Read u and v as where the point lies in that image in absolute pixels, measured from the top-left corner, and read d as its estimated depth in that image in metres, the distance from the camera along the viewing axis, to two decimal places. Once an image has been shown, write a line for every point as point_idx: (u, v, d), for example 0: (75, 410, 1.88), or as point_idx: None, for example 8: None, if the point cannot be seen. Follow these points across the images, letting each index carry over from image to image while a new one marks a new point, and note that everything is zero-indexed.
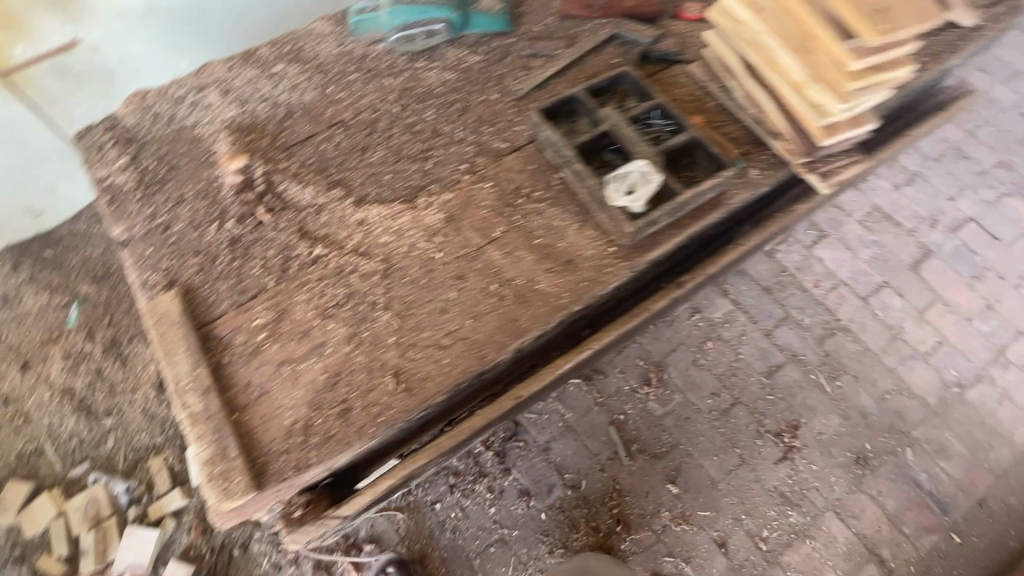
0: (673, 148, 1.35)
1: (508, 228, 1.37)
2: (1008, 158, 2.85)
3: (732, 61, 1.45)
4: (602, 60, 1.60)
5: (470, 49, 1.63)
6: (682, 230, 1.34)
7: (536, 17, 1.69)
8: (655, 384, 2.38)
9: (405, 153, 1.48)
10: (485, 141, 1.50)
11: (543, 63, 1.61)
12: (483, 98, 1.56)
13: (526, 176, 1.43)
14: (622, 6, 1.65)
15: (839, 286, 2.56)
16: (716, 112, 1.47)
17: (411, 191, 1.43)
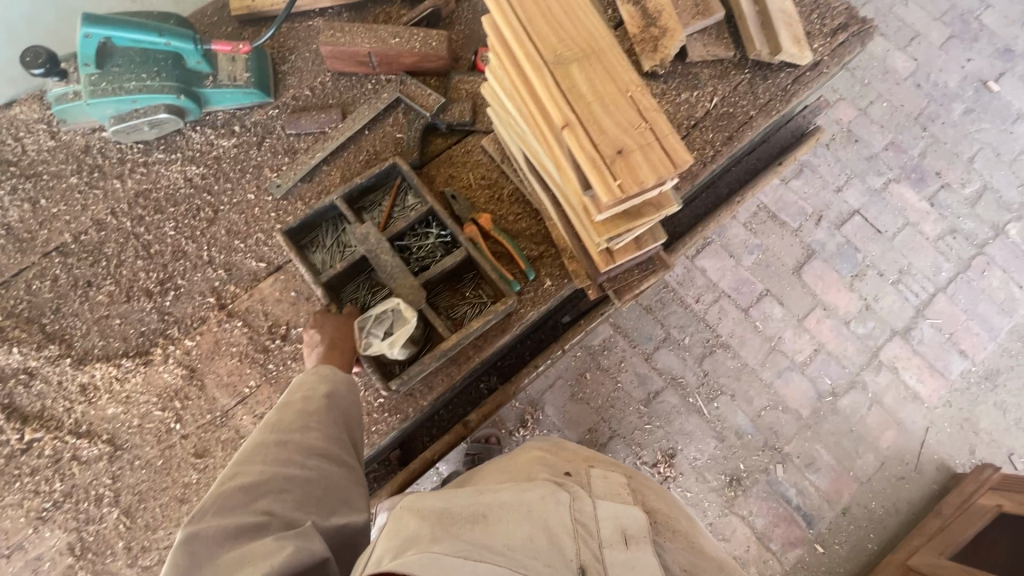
0: (443, 272, 1.17)
1: (261, 380, 1.17)
2: (899, 138, 2.71)
3: (515, 150, 1.21)
4: (380, 137, 1.34)
5: (220, 131, 1.34)
6: (460, 367, 1.18)
7: (303, 78, 1.39)
8: (533, 425, 2.28)
9: (137, 289, 1.22)
10: (237, 262, 1.25)
11: (310, 146, 1.34)
12: (236, 200, 1.30)
13: (284, 308, 1.21)
14: (403, 62, 1.36)
15: (720, 298, 2.47)
16: (506, 206, 1.28)
17: (146, 340, 1.19)
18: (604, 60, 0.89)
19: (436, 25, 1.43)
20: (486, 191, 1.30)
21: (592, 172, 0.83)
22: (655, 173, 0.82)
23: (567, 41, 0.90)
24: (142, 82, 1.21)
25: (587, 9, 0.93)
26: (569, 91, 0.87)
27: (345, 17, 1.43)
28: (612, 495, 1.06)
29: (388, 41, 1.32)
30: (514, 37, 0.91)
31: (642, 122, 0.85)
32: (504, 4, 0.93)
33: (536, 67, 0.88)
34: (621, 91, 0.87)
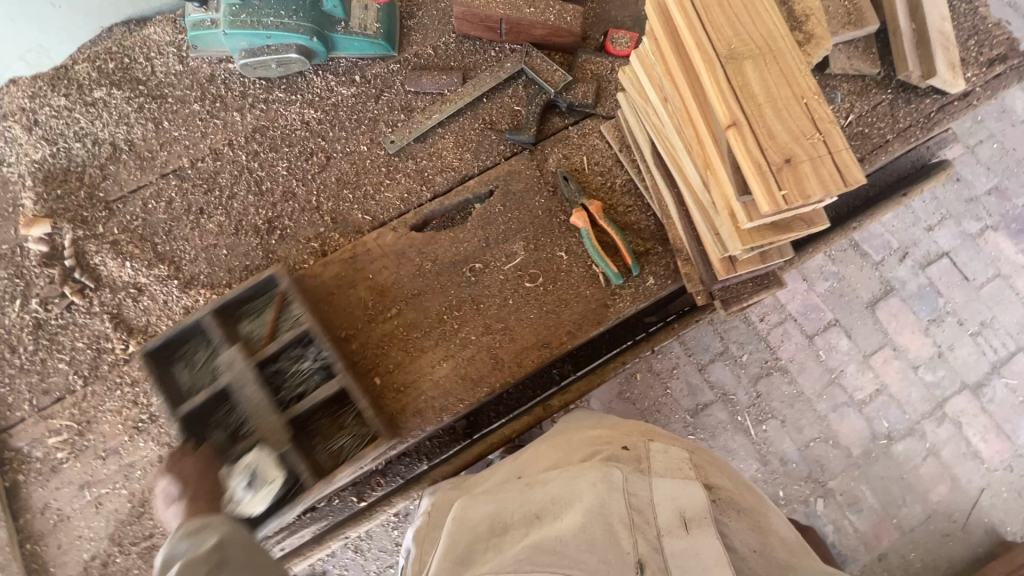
0: (316, 405, 1.05)
1: (355, 332, 1.18)
2: (1005, 184, 2.55)
3: (642, 142, 1.19)
4: (499, 107, 1.32)
5: (341, 78, 1.34)
6: (551, 351, 1.17)
7: (428, 35, 1.37)
8: None
9: (246, 224, 1.24)
10: (344, 212, 1.26)
11: (427, 106, 1.32)
12: (348, 150, 1.30)
13: (383, 265, 1.22)
14: (532, 33, 1.33)
15: (786, 321, 2.39)
16: (617, 197, 1.25)
17: (249, 275, 1.21)
18: (778, 64, 0.89)
19: None
20: (598, 178, 1.27)
21: (756, 177, 0.82)
22: (822, 187, 0.82)
23: (743, 38, 0.89)
24: (279, 19, 1.21)
25: (766, 7, 0.92)
26: (741, 91, 0.86)
27: None
28: (673, 473, 0.97)
29: (523, 10, 1.30)
30: (688, 25, 0.90)
31: (812, 133, 0.85)
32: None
33: (709, 61, 0.88)
34: (795, 98, 0.86)
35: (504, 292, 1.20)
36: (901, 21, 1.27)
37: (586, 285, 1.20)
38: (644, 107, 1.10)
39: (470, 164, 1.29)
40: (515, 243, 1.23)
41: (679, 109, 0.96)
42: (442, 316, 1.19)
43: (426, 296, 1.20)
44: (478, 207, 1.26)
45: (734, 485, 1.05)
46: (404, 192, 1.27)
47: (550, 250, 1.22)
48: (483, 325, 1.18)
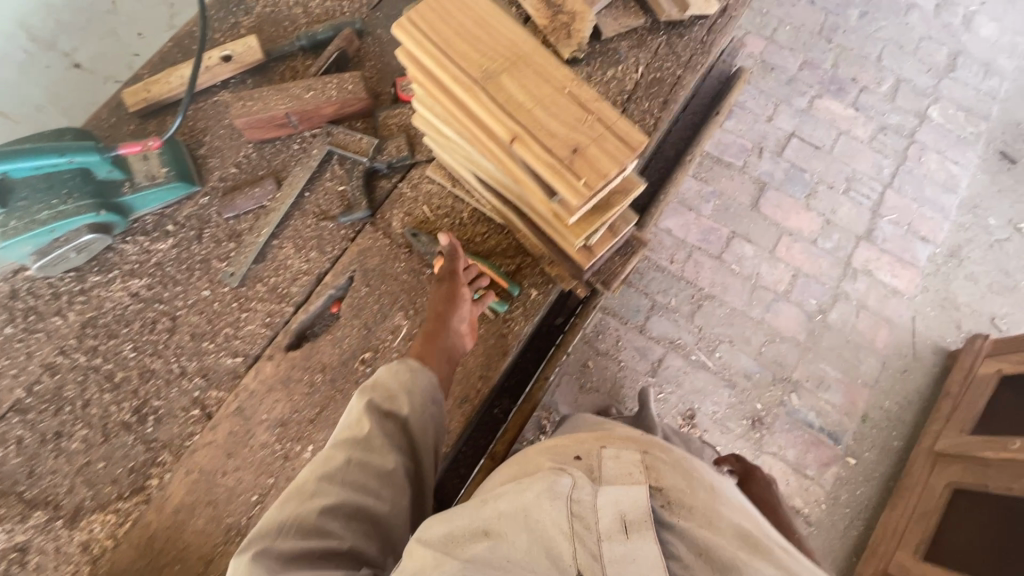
0: None
1: (274, 479, 1.10)
2: (810, 56, 2.80)
3: (464, 173, 1.20)
4: (324, 193, 1.29)
5: (153, 235, 1.25)
6: (472, 403, 1.14)
7: (226, 156, 1.32)
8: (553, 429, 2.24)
9: (113, 424, 1.13)
10: (212, 365, 1.17)
11: (254, 224, 1.26)
12: (191, 301, 1.21)
13: (274, 401, 1.14)
14: (323, 112, 1.30)
15: (693, 252, 2.49)
16: (471, 231, 1.25)
17: (139, 475, 1.10)
18: (531, 65, 0.92)
19: (346, 68, 1.39)
20: (446, 220, 1.26)
21: (555, 177, 0.84)
22: (615, 159, 0.85)
23: (489, 54, 0.92)
24: (55, 209, 1.11)
25: (498, 20, 0.95)
26: (508, 102, 0.88)
27: (250, 82, 1.37)
28: (620, 479, 0.85)
29: (304, 97, 1.28)
30: (436, 60, 0.91)
31: (587, 114, 0.88)
32: (413, 32, 0.92)
33: (467, 86, 0.89)
34: (558, 90, 0.89)
35: None
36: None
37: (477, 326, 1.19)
38: (448, 144, 1.11)
39: (319, 261, 1.24)
40: (396, 317, 1.20)
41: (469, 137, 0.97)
42: None
43: (330, 408, 1.14)
44: (345, 298, 1.22)
45: (702, 483, 0.88)
46: (266, 316, 1.20)
47: (431, 307, 1.20)
48: None
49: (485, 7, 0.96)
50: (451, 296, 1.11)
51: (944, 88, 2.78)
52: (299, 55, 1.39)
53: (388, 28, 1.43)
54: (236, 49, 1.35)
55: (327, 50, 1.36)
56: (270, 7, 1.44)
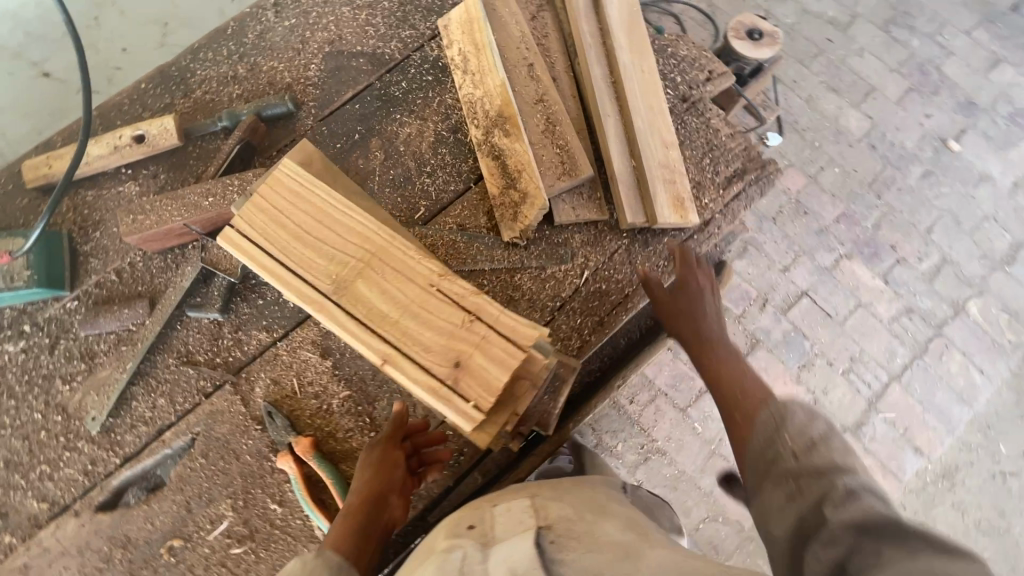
0: None
1: None
2: (851, 208, 2.50)
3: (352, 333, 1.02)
4: (194, 331, 1.15)
5: (5, 333, 1.14)
6: None
7: (109, 258, 1.19)
8: None
9: None
10: (17, 503, 1.07)
11: (112, 349, 1.14)
12: (19, 422, 1.10)
13: (64, 567, 1.04)
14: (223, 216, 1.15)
15: (657, 398, 2.28)
16: (337, 422, 1.10)
17: None
18: (389, 261, 0.74)
19: (257, 155, 1.25)
20: (313, 401, 1.11)
21: (438, 404, 0.68)
22: (503, 370, 0.69)
23: (339, 258, 0.74)
24: None
25: (341, 205, 0.76)
26: (370, 320, 0.71)
27: (162, 178, 1.23)
28: (511, 532, 0.72)
29: (201, 203, 1.13)
30: (276, 281, 0.73)
31: (464, 315, 0.71)
32: (246, 252, 0.75)
33: (318, 309, 0.72)
34: (427, 291, 0.72)
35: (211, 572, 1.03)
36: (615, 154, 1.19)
37: (305, 543, 1.04)
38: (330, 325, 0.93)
39: (165, 411, 1.11)
40: (221, 503, 1.06)
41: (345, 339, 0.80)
42: None
43: None
44: (177, 463, 1.09)
45: (598, 509, 0.82)
46: (88, 463, 1.08)
47: (262, 504, 1.06)
48: None
49: (320, 188, 0.76)
50: (391, 465, 0.95)
51: (993, 282, 2.45)
52: (222, 134, 1.26)
53: (328, 147, 1.27)
54: (151, 127, 1.22)
55: (232, 137, 1.21)
56: (211, 94, 1.30)
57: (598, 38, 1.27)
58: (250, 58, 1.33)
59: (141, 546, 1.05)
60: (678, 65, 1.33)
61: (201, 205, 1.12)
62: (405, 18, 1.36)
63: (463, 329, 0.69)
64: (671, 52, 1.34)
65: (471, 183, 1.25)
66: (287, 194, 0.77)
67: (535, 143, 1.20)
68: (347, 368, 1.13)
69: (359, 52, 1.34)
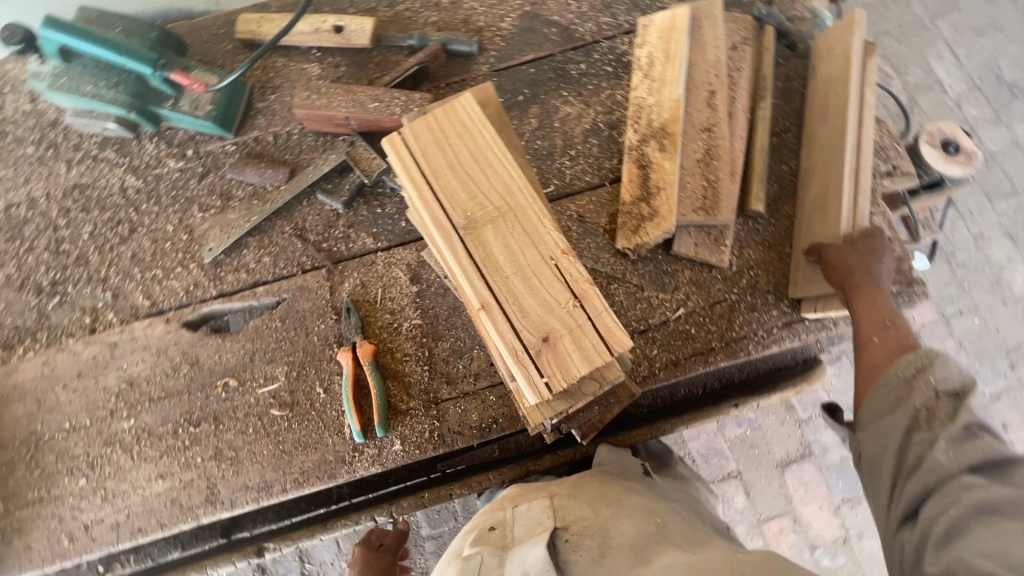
0: None
1: (89, 421, 1.14)
2: (974, 367, 2.25)
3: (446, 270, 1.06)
4: (315, 212, 1.25)
5: (172, 150, 1.29)
6: (271, 494, 1.09)
7: (273, 121, 1.31)
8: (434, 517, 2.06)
9: (32, 280, 1.23)
10: (126, 291, 1.22)
11: (245, 198, 1.26)
12: (153, 227, 1.25)
13: (138, 359, 1.17)
14: (379, 123, 1.23)
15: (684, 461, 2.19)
16: (398, 343, 1.16)
17: (15, 335, 1.19)
18: (522, 220, 0.75)
19: (427, 81, 1.32)
20: (386, 315, 1.18)
21: (514, 367, 0.70)
22: (586, 364, 0.69)
23: (479, 199, 0.76)
24: (97, 89, 1.19)
25: (501, 152, 0.78)
26: (483, 265, 0.74)
27: (341, 71, 1.33)
28: (529, 534, 0.92)
29: (367, 105, 1.22)
30: (417, 197, 0.77)
31: (570, 297, 0.72)
32: (402, 162, 0.79)
33: (443, 237, 0.75)
34: (545, 262, 0.73)
35: (246, 420, 1.13)
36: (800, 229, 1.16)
37: (330, 433, 1.12)
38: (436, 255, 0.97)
39: (266, 269, 1.22)
40: (278, 366, 1.16)
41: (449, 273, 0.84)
42: (180, 427, 1.13)
43: (174, 399, 1.15)
44: (258, 316, 1.20)
45: (615, 498, 0.99)
46: (191, 283, 1.22)
47: (310, 383, 1.14)
48: (213, 446, 1.11)
49: (488, 129, 0.79)
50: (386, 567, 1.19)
51: None
52: (405, 52, 1.34)
53: None
54: (352, 24, 1.32)
55: (413, 57, 1.30)
56: (411, 12, 1.38)
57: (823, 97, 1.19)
58: None
59: (202, 371, 1.16)
60: None
61: (367, 107, 1.22)
62: (608, 5, 1.37)
63: (565, 310, 0.69)
64: None
65: (606, 181, 1.25)
66: (456, 125, 0.80)
67: (684, 168, 1.17)
68: (427, 300, 1.18)
69: (553, 22, 1.36)
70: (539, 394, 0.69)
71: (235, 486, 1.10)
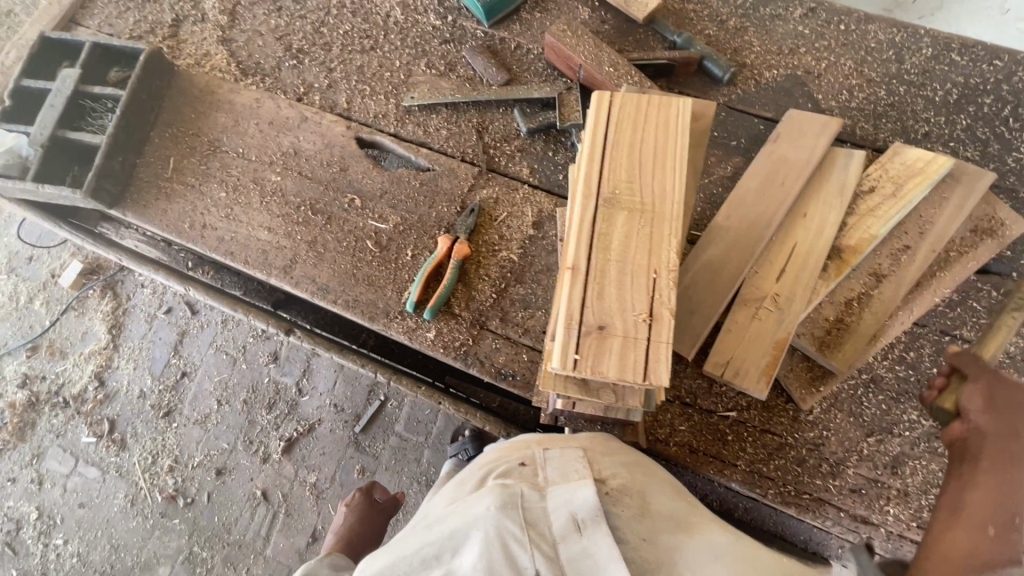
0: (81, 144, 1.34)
1: (254, 158, 1.37)
2: None
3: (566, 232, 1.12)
4: (503, 120, 1.35)
5: (439, 7, 1.46)
6: (323, 297, 1.25)
7: (524, 31, 1.42)
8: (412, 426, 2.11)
9: (287, 38, 1.47)
10: (338, 87, 1.42)
11: (463, 78, 1.40)
12: (388, 55, 1.44)
13: (313, 140, 1.38)
14: (602, 84, 1.28)
15: None
16: (488, 261, 1.25)
17: (252, 68, 1.45)
18: (654, 227, 0.77)
19: (664, 79, 1.35)
20: (496, 236, 1.26)
21: (562, 330, 0.75)
22: (617, 371, 0.72)
23: (632, 187, 0.80)
24: None
25: (677, 163, 0.80)
26: (596, 239, 0.78)
27: (603, 27, 1.39)
28: (564, 479, 0.84)
29: (603, 66, 1.28)
30: (586, 154, 0.82)
31: (645, 312, 0.74)
32: (596, 119, 0.84)
33: (583, 196, 0.80)
34: (647, 271, 0.75)
35: (347, 235, 1.30)
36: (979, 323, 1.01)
37: (392, 288, 1.25)
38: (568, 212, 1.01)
39: (438, 139, 1.36)
40: (394, 214, 1.30)
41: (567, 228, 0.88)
42: (303, 205, 1.33)
43: (313, 183, 1.34)
44: (407, 169, 1.35)
45: (645, 464, 0.93)
46: (381, 112, 1.39)
47: (407, 243, 1.28)
48: (312, 236, 1.30)
49: (683, 139, 0.81)
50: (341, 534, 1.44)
51: None
52: (665, 44, 1.37)
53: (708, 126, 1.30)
54: None
55: (668, 52, 1.32)
56: (693, 14, 1.40)
57: (771, 167, 1.19)
58: (747, 21, 1.37)
59: (346, 179, 1.34)
60: None
61: (601, 67, 1.28)
62: (877, 115, 1.28)
63: (633, 316, 0.72)
64: None
65: None
66: (660, 118, 0.83)
67: (829, 298, 1.11)
68: (533, 247, 1.25)
69: (813, 100, 1.30)
70: (565, 365, 0.74)
71: (307, 273, 1.28)
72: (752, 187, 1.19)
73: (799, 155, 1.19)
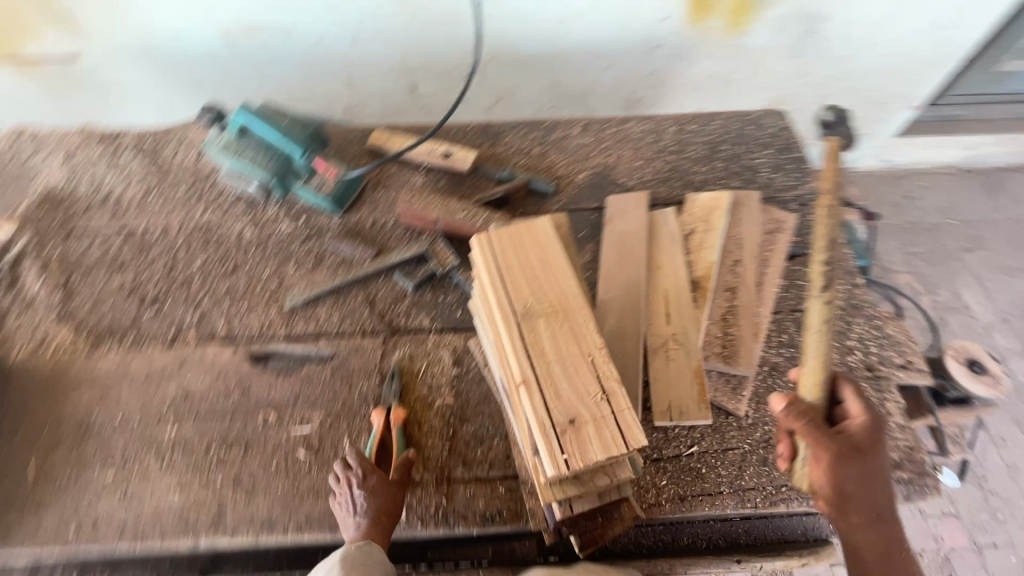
0: None
1: (138, 420, 1.25)
2: None
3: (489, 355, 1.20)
4: (388, 287, 1.44)
5: (288, 214, 1.56)
6: (269, 532, 1.13)
7: (374, 210, 1.58)
8: None
9: (138, 291, 1.43)
10: (211, 316, 1.40)
11: (335, 264, 1.48)
12: (253, 270, 1.47)
13: (201, 376, 1.31)
14: (460, 227, 1.47)
15: None
16: (427, 416, 1.26)
17: (106, 332, 1.37)
18: (571, 320, 0.90)
19: (505, 207, 1.59)
20: (424, 390, 1.29)
21: (542, 439, 0.81)
22: (604, 451, 0.80)
23: (538, 297, 0.93)
24: (255, 158, 1.52)
25: (562, 266, 0.96)
26: (531, 349, 0.88)
27: (439, 185, 1.63)
28: None
29: (455, 214, 1.48)
30: (489, 286, 0.94)
31: (599, 391, 0.84)
32: (484, 256, 0.97)
33: (504, 320, 0.91)
34: (584, 357, 0.87)
35: (273, 454, 1.21)
36: (808, 357, 1.06)
37: None
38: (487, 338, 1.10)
39: (332, 325, 1.39)
40: (316, 412, 1.26)
41: (498, 352, 0.97)
42: (213, 445, 1.22)
43: (216, 419, 1.25)
44: (311, 364, 1.34)
45: None
46: (266, 323, 1.39)
47: (340, 434, 1.23)
48: (234, 472, 1.19)
49: (557, 246, 0.98)
50: None
51: None
52: (494, 181, 1.64)
53: None
54: (458, 154, 1.65)
55: (500, 187, 1.59)
56: (504, 154, 1.71)
57: (617, 241, 1.45)
58: (545, 147, 1.72)
59: (252, 399, 1.28)
60: (878, 339, 1.37)
61: (454, 215, 1.48)
62: (665, 180, 1.66)
63: (593, 399, 0.82)
64: (879, 326, 1.39)
65: None
66: (531, 238, 1.00)
67: (710, 322, 1.33)
68: (463, 384, 1.30)
69: (619, 185, 1.65)
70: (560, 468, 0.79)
71: (241, 515, 1.14)
72: (612, 262, 1.42)
73: (632, 226, 1.47)
